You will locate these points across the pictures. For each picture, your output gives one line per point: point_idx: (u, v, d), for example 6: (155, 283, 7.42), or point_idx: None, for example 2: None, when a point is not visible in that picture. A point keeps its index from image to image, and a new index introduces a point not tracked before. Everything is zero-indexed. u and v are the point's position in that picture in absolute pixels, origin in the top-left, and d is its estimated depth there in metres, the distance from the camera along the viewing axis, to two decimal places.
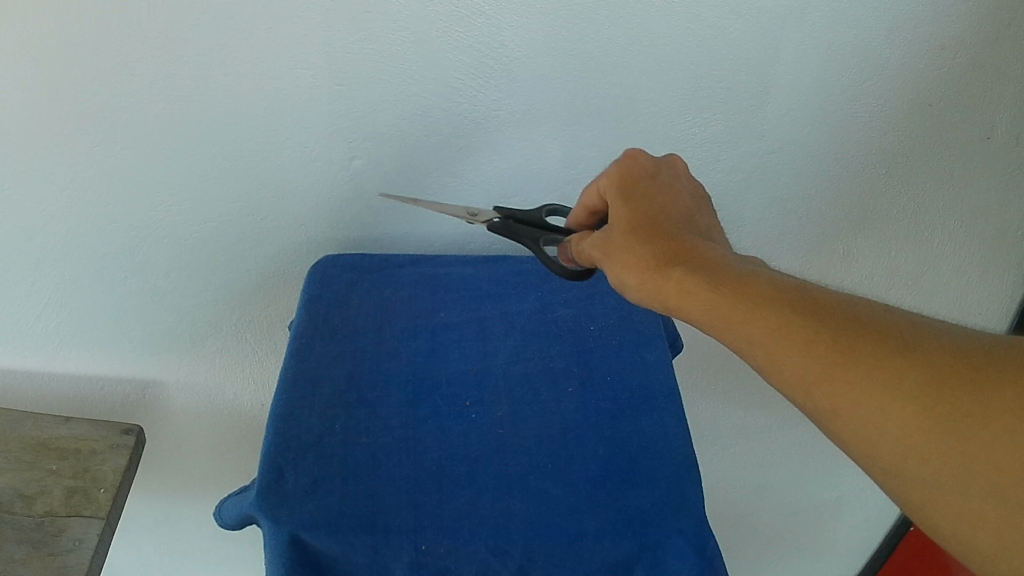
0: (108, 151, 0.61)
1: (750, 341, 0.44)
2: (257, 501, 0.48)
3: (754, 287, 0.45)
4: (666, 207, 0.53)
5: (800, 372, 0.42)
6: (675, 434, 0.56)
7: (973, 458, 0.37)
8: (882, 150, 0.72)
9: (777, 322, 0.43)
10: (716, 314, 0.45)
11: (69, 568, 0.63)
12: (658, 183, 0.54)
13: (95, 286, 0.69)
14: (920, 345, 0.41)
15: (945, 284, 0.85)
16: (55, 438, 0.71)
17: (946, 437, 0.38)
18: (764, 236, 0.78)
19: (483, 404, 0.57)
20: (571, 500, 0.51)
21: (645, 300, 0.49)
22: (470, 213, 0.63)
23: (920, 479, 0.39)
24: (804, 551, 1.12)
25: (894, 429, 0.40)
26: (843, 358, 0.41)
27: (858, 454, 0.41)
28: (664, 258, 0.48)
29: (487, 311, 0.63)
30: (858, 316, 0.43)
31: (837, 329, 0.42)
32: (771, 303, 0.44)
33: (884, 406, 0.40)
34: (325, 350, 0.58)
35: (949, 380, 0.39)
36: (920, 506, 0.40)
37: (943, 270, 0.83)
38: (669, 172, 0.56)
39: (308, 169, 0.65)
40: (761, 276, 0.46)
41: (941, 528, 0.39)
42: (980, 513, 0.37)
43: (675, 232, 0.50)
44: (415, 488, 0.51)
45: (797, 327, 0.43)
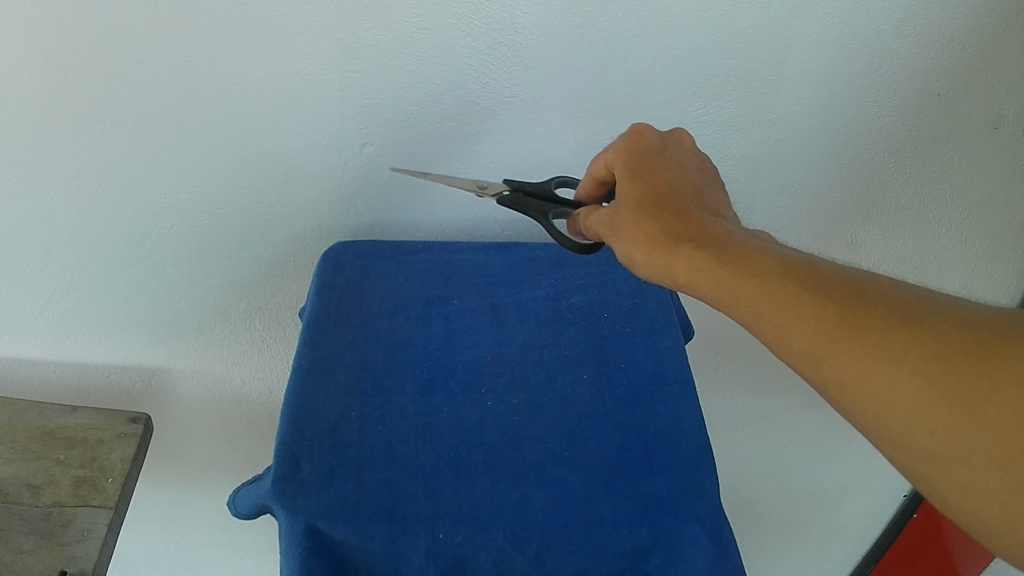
0: (117, 138, 0.60)
1: (759, 317, 0.43)
2: (273, 489, 0.48)
3: (762, 263, 0.44)
4: (674, 182, 0.52)
5: (808, 346, 0.41)
6: (691, 421, 0.55)
7: (979, 429, 0.36)
8: (894, 138, 0.72)
9: (783, 297, 0.43)
10: (726, 289, 0.44)
11: (78, 558, 0.63)
12: (666, 158, 0.54)
13: (102, 274, 0.69)
14: (927, 317, 0.40)
15: (953, 274, 0.84)
16: (62, 428, 0.71)
17: (951, 408, 0.37)
18: (774, 223, 0.78)
19: (498, 392, 0.56)
20: (588, 487, 0.51)
21: (652, 274, 0.48)
22: (479, 187, 0.62)
23: (926, 452, 0.38)
24: (809, 538, 1.12)
25: (901, 400, 0.38)
26: (850, 331, 0.40)
27: (865, 428, 0.40)
28: (670, 233, 0.48)
29: (502, 297, 0.63)
30: (866, 290, 0.42)
31: (845, 302, 0.41)
32: (778, 279, 0.43)
33: (891, 377, 0.39)
34: (339, 338, 0.58)
35: (955, 351, 0.38)
36: (926, 481, 0.39)
37: (951, 260, 0.83)
38: (677, 148, 0.55)
39: (318, 156, 0.65)
40: (769, 252, 0.45)
41: (947, 501, 0.38)
42: (985, 485, 0.36)
43: (683, 209, 0.50)
44: (432, 475, 0.50)
45: (803, 300, 0.42)
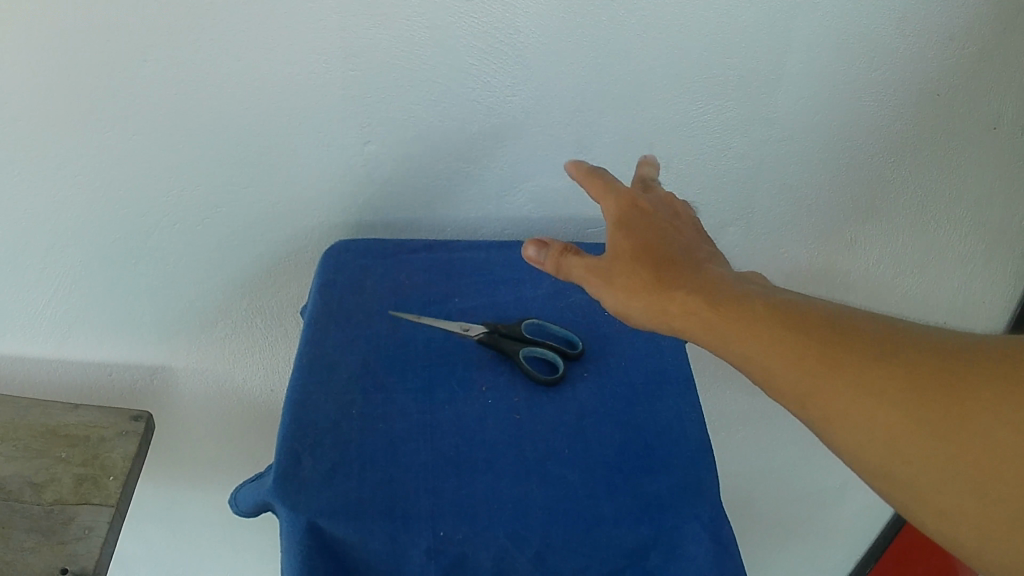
0: (119, 137, 0.61)
1: (745, 357, 0.44)
2: (275, 487, 0.47)
3: (749, 304, 0.44)
4: (666, 231, 0.51)
5: (794, 384, 0.42)
6: (691, 422, 0.55)
7: (952, 457, 0.37)
8: (894, 137, 0.72)
9: (766, 336, 0.43)
10: (716, 332, 0.44)
11: (79, 556, 0.63)
12: (656, 210, 0.53)
13: (104, 271, 0.70)
14: (903, 348, 0.40)
15: (951, 274, 0.84)
16: (64, 425, 0.71)
17: (929, 436, 0.38)
18: (774, 222, 0.78)
19: (499, 389, 0.55)
20: (588, 487, 0.50)
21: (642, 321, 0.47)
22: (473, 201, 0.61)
23: (908, 480, 0.39)
24: (807, 537, 1.12)
25: (880, 430, 0.39)
26: (831, 366, 0.41)
27: (849, 459, 0.41)
28: (658, 280, 0.47)
29: (502, 296, 0.63)
30: (847, 325, 0.42)
31: (827, 338, 0.42)
32: (761, 318, 0.44)
33: (869, 411, 0.40)
34: (341, 335, 0.57)
35: (930, 380, 0.39)
36: (909, 507, 0.39)
37: (949, 260, 0.83)
38: (667, 202, 0.54)
39: (318, 154, 0.65)
40: (755, 294, 0.45)
41: (929, 524, 0.39)
42: (960, 507, 0.37)
43: (674, 256, 0.49)
44: (434, 474, 0.50)
45: (784, 338, 0.42)
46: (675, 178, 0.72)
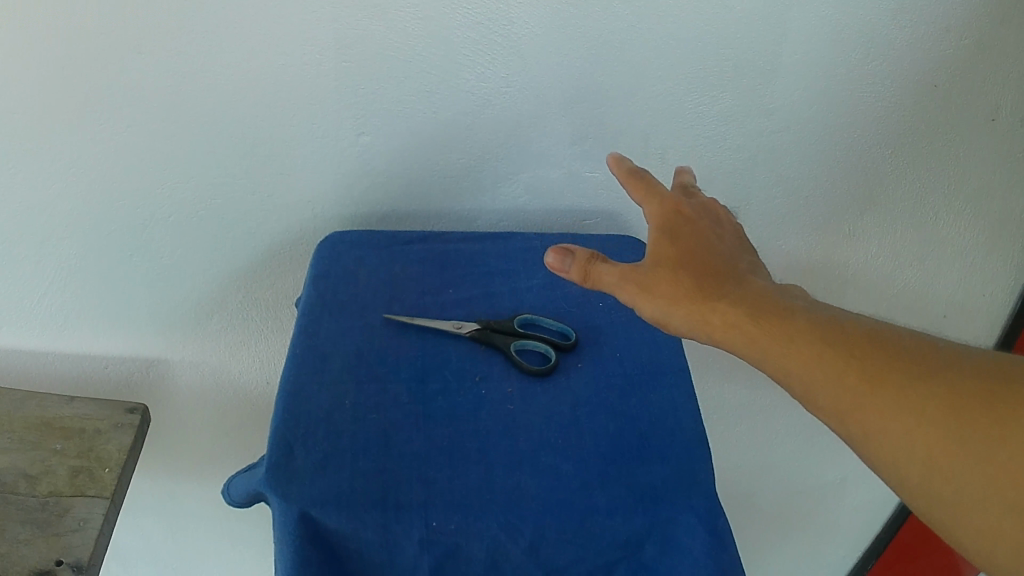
0: (113, 126, 0.61)
1: (786, 372, 0.44)
2: (267, 476, 0.47)
3: (793, 320, 0.44)
4: (706, 242, 0.51)
5: (836, 400, 0.42)
6: (686, 410, 0.53)
7: (991, 476, 0.38)
8: (891, 128, 0.72)
9: (809, 352, 0.43)
10: (758, 347, 0.44)
11: (74, 547, 0.63)
12: (697, 218, 0.53)
13: (101, 262, 0.70)
14: (944, 371, 0.41)
15: (950, 267, 0.84)
16: (59, 417, 0.71)
17: (970, 458, 0.39)
18: (772, 215, 0.77)
19: (493, 379, 0.54)
20: (583, 475, 0.49)
21: (682, 329, 0.47)
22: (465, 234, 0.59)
23: (948, 500, 0.39)
24: (807, 532, 1.12)
25: (919, 448, 0.40)
26: (875, 386, 0.41)
27: (886, 476, 0.41)
28: (699, 289, 0.47)
29: (497, 286, 0.62)
30: (889, 343, 0.43)
31: (870, 357, 0.42)
32: (804, 333, 0.44)
33: (911, 428, 0.40)
34: (334, 325, 0.57)
35: (973, 403, 0.40)
36: (946, 527, 0.40)
37: (949, 253, 0.82)
38: (707, 210, 0.54)
39: (312, 145, 0.65)
40: (798, 308, 0.45)
41: (964, 544, 0.40)
42: (998, 528, 0.38)
43: (716, 267, 0.49)
44: (427, 464, 0.49)
45: (828, 353, 0.43)
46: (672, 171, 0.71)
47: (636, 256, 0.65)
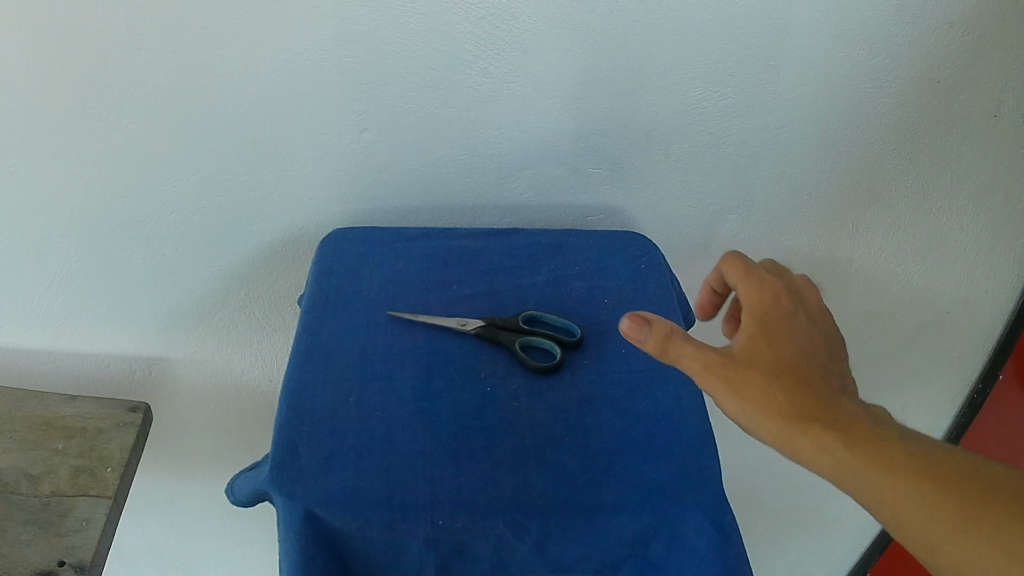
0: (113, 124, 0.61)
1: (877, 499, 0.42)
2: (271, 475, 0.47)
3: (893, 448, 0.42)
4: (802, 338, 0.47)
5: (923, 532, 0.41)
6: (692, 407, 0.52)
7: None
8: (895, 123, 0.71)
9: (906, 487, 0.41)
10: (853, 475, 0.42)
11: (76, 548, 0.63)
12: (793, 307, 0.49)
13: (101, 260, 0.69)
14: None
15: (953, 264, 0.83)
16: (61, 417, 0.70)
17: None
18: (776, 211, 0.76)
19: (498, 377, 0.53)
20: (589, 474, 0.48)
21: (764, 440, 0.44)
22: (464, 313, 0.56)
23: None
24: (811, 528, 1.12)
25: None
26: (966, 526, 0.40)
27: None
28: (798, 404, 0.44)
29: (500, 284, 0.61)
30: (984, 481, 0.41)
31: (964, 498, 0.41)
32: (903, 467, 0.42)
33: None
34: (337, 323, 0.56)
35: None
36: None
37: (953, 249, 0.82)
38: (801, 298, 0.51)
39: (314, 141, 0.65)
40: (894, 431, 0.43)
41: None
42: None
43: (812, 373, 0.45)
44: (431, 462, 0.48)
45: (924, 493, 0.41)
46: (675, 166, 0.71)
47: (641, 251, 0.64)
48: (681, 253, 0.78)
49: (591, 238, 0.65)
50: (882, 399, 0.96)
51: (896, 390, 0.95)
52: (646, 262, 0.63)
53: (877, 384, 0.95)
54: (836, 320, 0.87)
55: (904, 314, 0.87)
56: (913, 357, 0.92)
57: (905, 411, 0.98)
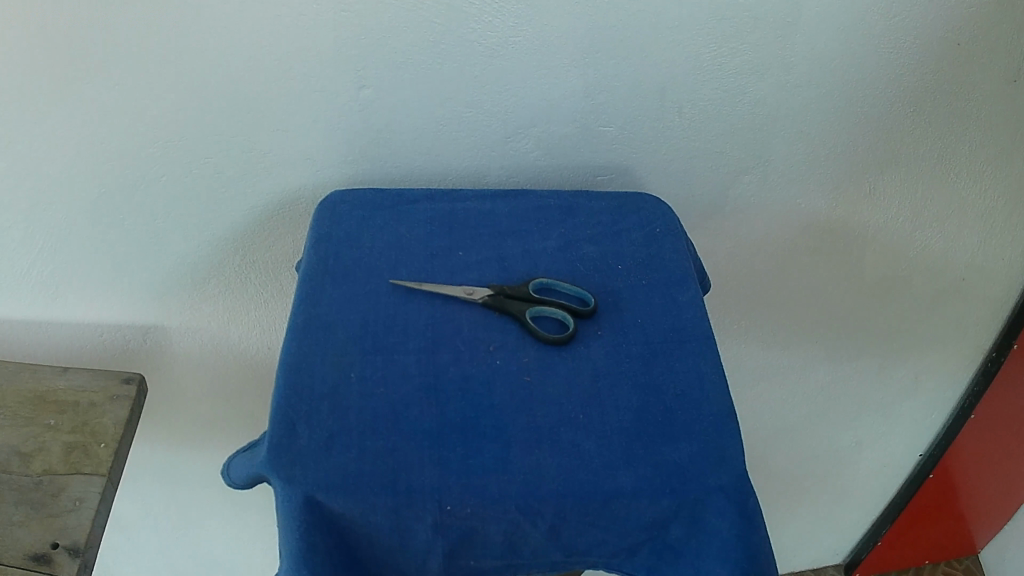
0: (99, 84, 0.58)
1: None
2: (269, 457, 0.44)
3: None
4: None
5: None
6: (713, 381, 0.49)
7: None
8: (920, 77, 0.67)
9: None
10: None
11: (70, 528, 0.60)
12: None
13: (90, 227, 0.66)
14: None
15: (972, 227, 0.80)
16: (52, 391, 0.68)
17: None
18: (794, 172, 0.72)
19: (508, 350, 0.50)
20: (606, 454, 0.46)
21: None
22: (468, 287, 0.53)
23: None
24: (824, 494, 1.09)
25: None
26: None
27: None
28: None
29: (509, 249, 0.58)
30: None
31: None
32: None
33: None
34: (337, 292, 0.53)
35: None
36: None
37: (973, 213, 0.79)
38: None
39: (310, 101, 0.61)
40: None
41: None
42: None
43: None
44: (438, 442, 0.45)
45: None
46: (690, 124, 0.67)
47: (655, 214, 0.61)
48: (695, 215, 0.74)
49: (603, 200, 0.62)
50: (901, 362, 0.93)
51: (915, 352, 0.92)
52: (661, 226, 0.60)
53: (896, 347, 0.92)
54: (856, 282, 0.83)
55: (925, 276, 0.84)
56: (934, 319, 0.89)
57: (924, 374, 0.95)
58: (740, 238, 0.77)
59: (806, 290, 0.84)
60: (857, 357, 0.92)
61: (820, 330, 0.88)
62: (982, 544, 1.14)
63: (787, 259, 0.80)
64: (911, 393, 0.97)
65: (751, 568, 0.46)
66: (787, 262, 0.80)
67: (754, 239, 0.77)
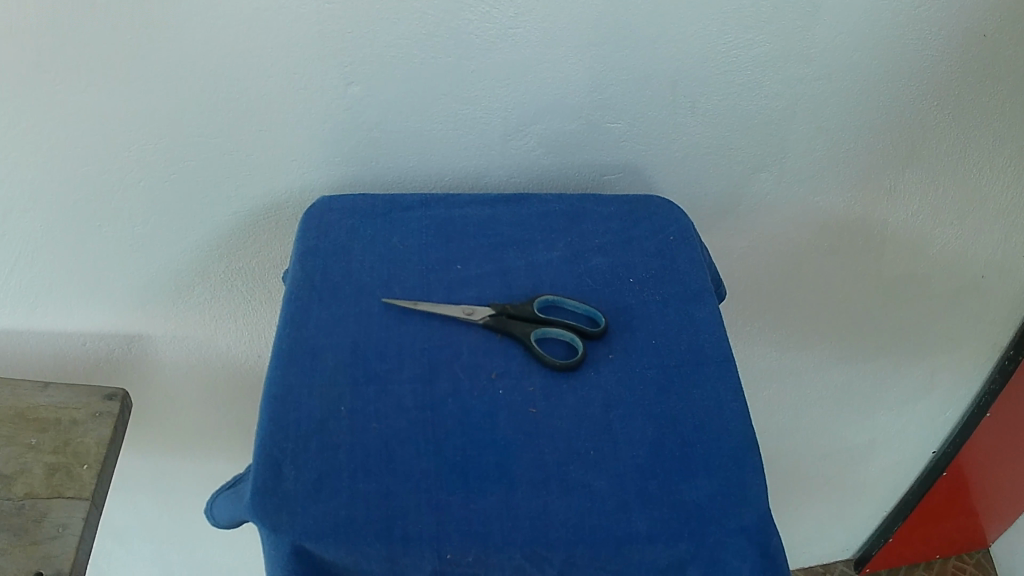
0: (70, 86, 0.54)
1: None
2: (253, 503, 0.41)
3: None
4: None
5: None
6: (732, 410, 0.46)
7: None
8: (946, 69, 0.63)
9: None
10: None
11: (53, 558, 0.57)
12: None
13: (67, 236, 0.63)
14: None
15: (995, 222, 0.77)
16: (33, 408, 0.64)
17: None
18: (811, 169, 0.69)
19: (512, 377, 0.47)
20: (619, 495, 0.42)
21: None
22: (466, 309, 0.49)
23: None
24: (836, 492, 1.06)
25: None
26: None
27: None
28: None
29: (511, 261, 0.54)
30: None
31: None
32: None
33: None
34: (326, 313, 0.49)
35: None
36: None
37: (996, 208, 0.75)
38: None
39: (296, 100, 0.57)
40: None
41: None
42: None
43: None
44: (436, 484, 0.42)
45: None
46: (702, 120, 0.63)
47: (668, 220, 0.57)
48: (706, 214, 0.71)
49: (612, 204, 0.58)
50: (919, 360, 0.90)
51: (933, 350, 0.89)
52: (674, 234, 0.56)
53: (914, 345, 0.88)
54: (873, 280, 0.80)
55: (945, 274, 0.80)
56: (954, 316, 0.85)
57: (941, 371, 0.92)
58: (753, 237, 0.73)
59: (822, 288, 0.80)
60: (873, 355, 0.88)
61: (836, 329, 0.85)
62: (993, 540, 1.12)
63: (802, 258, 0.76)
64: (928, 390, 0.94)
65: None
66: (802, 260, 0.76)
67: (768, 239, 0.74)
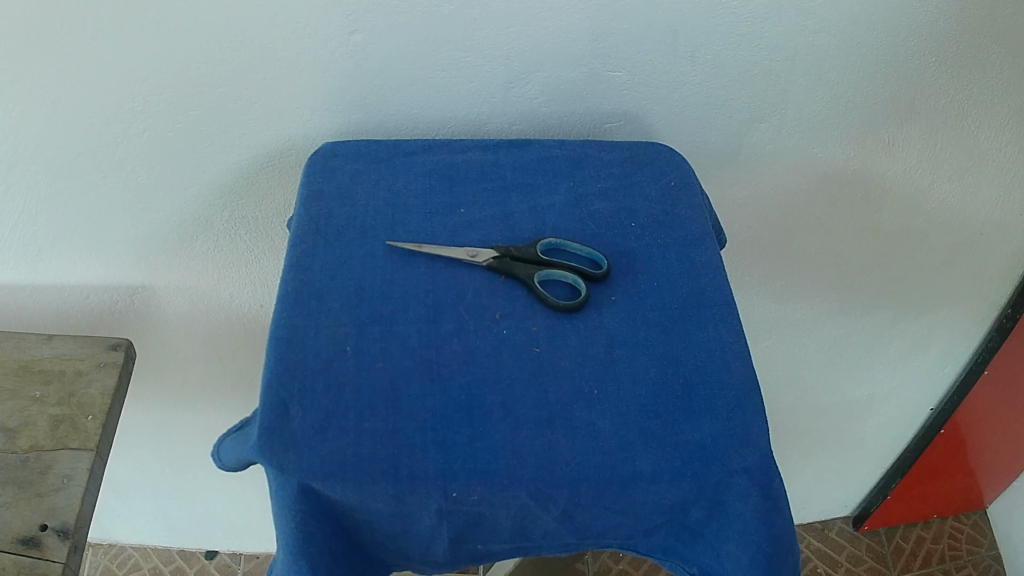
0: (72, 37, 0.54)
1: None
2: (260, 442, 0.41)
3: None
4: None
5: None
6: (735, 352, 0.46)
7: None
8: (952, 20, 0.63)
9: None
10: None
11: (58, 509, 0.58)
12: None
13: (71, 188, 0.63)
14: None
15: (998, 175, 0.76)
16: (38, 360, 0.64)
17: None
18: (814, 119, 0.68)
19: (516, 317, 0.47)
20: (623, 433, 0.43)
21: None
22: (470, 252, 0.49)
23: None
24: (836, 443, 1.07)
25: None
26: None
27: None
28: None
29: (514, 205, 0.54)
30: None
31: None
32: None
33: None
34: (331, 255, 0.49)
35: None
36: None
37: (999, 161, 0.75)
38: None
39: (298, 48, 0.57)
40: None
41: None
42: None
43: None
44: (442, 423, 0.42)
45: None
46: (705, 69, 0.63)
47: (669, 166, 0.57)
48: (709, 163, 0.70)
49: (613, 149, 0.58)
50: (920, 313, 0.90)
51: (934, 303, 0.89)
52: (676, 180, 0.56)
53: (915, 298, 0.88)
54: (875, 231, 0.80)
55: (948, 226, 0.80)
56: (956, 269, 0.85)
57: (942, 324, 0.92)
58: (755, 186, 0.73)
59: (824, 239, 0.80)
60: (875, 308, 0.88)
61: (838, 280, 0.85)
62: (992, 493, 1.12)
63: (805, 208, 0.76)
64: (929, 343, 0.94)
65: (775, 551, 0.43)
66: (805, 210, 0.76)
67: (771, 188, 0.73)
